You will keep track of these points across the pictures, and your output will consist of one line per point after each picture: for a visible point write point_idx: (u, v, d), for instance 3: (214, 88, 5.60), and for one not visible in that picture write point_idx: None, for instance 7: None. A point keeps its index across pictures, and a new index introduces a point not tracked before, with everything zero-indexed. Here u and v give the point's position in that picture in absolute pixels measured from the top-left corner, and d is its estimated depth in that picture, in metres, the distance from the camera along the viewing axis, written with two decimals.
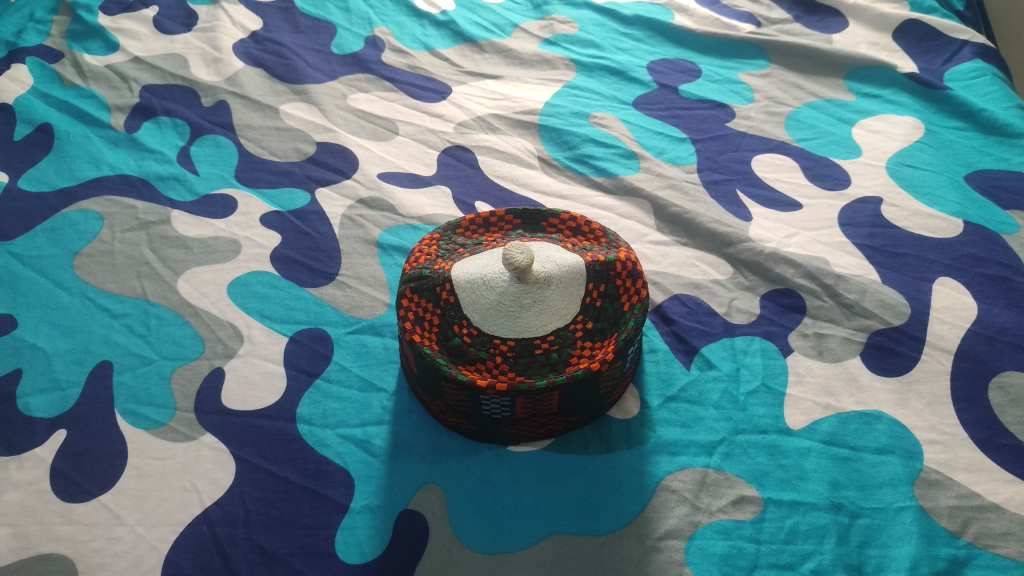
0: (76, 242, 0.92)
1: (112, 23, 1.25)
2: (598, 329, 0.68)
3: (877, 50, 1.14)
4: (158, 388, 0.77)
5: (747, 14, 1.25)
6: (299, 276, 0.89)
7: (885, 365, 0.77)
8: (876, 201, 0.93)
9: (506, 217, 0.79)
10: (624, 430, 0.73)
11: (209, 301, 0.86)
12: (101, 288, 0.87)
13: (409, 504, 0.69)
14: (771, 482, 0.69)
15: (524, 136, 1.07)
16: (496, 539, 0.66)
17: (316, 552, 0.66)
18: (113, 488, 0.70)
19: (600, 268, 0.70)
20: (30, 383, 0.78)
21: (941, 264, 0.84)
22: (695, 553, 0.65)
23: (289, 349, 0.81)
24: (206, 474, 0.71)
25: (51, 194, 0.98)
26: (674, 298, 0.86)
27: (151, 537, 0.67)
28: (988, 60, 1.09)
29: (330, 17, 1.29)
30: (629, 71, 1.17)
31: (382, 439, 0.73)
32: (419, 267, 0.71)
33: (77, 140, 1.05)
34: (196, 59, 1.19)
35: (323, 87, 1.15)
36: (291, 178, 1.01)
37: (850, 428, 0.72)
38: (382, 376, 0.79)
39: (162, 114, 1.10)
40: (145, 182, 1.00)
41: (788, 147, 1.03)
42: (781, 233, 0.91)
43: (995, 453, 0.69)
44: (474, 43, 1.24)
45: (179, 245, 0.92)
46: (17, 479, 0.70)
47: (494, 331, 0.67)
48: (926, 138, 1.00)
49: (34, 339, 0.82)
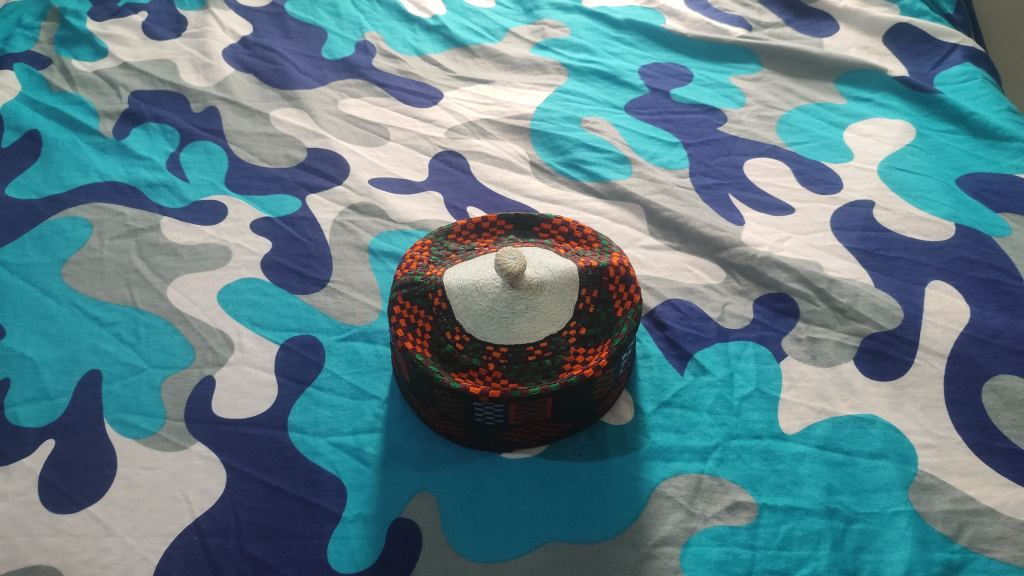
0: (65, 250, 0.91)
1: (101, 29, 1.24)
2: (592, 334, 0.67)
3: (867, 54, 1.15)
4: (148, 398, 0.77)
5: (738, 18, 1.25)
6: (290, 282, 0.89)
7: (879, 369, 0.77)
8: (869, 204, 0.93)
9: (498, 223, 0.78)
10: (619, 436, 0.73)
11: (199, 309, 0.85)
12: (90, 296, 0.86)
13: (402, 513, 0.68)
14: (766, 488, 0.69)
15: (516, 141, 1.07)
16: (490, 548, 0.65)
17: (308, 561, 0.65)
18: (102, 498, 0.69)
19: (593, 273, 0.70)
20: (17, 393, 0.77)
21: (933, 267, 0.84)
22: (690, 559, 0.64)
23: (281, 356, 0.81)
24: (196, 484, 0.70)
25: (39, 201, 0.97)
26: (668, 303, 0.85)
27: (141, 548, 0.66)
28: (978, 64, 1.09)
29: (321, 22, 1.28)
30: (621, 75, 1.17)
31: (374, 447, 0.73)
32: (411, 273, 0.71)
33: (65, 146, 1.04)
34: (186, 65, 1.18)
35: (314, 92, 1.15)
36: (282, 184, 1.01)
37: (844, 433, 0.72)
38: (374, 384, 0.78)
39: (152, 120, 1.10)
40: (134, 188, 0.99)
41: (779, 151, 1.03)
42: (773, 237, 0.91)
43: (989, 457, 0.69)
44: (465, 48, 1.24)
45: (169, 252, 0.91)
46: (3, 490, 0.69)
47: (487, 337, 0.66)
48: (918, 142, 1.00)
49: (21, 348, 0.81)
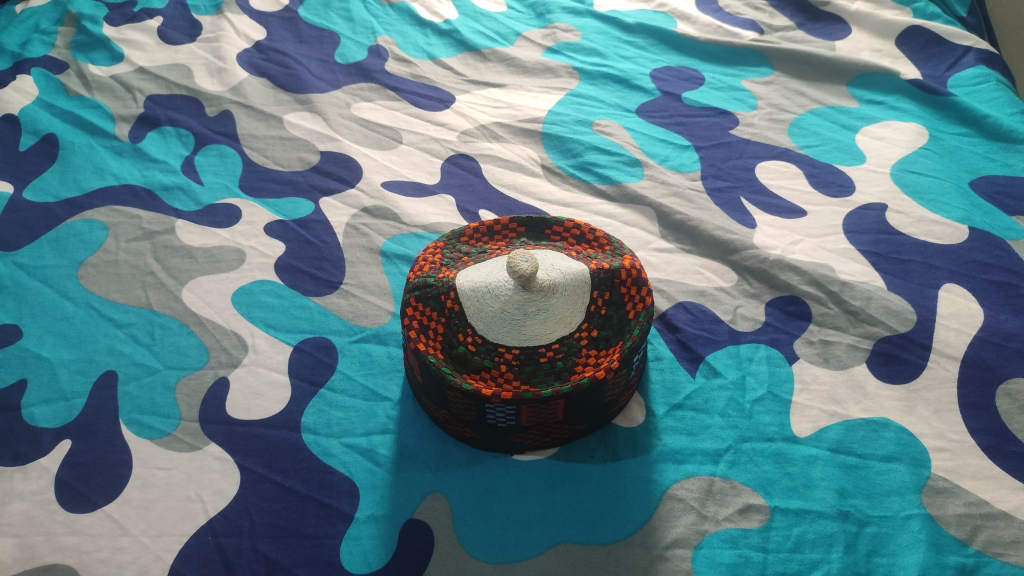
0: (81, 252, 0.92)
1: (117, 34, 1.25)
2: (603, 337, 0.68)
3: (879, 57, 1.14)
4: (163, 399, 0.77)
5: (750, 22, 1.25)
6: (304, 284, 0.89)
7: (892, 372, 0.76)
8: (881, 207, 0.93)
9: (510, 225, 0.79)
10: (630, 438, 0.73)
11: (213, 311, 0.86)
12: (105, 298, 0.87)
13: (414, 514, 0.68)
14: (778, 490, 0.69)
15: (528, 145, 1.08)
16: (501, 549, 0.66)
17: (321, 562, 0.66)
18: (117, 498, 0.70)
19: (605, 276, 0.70)
20: (35, 393, 0.78)
21: (946, 270, 0.84)
22: (701, 562, 0.64)
23: (294, 358, 0.81)
24: (211, 485, 0.71)
25: (56, 204, 0.98)
26: (679, 306, 0.85)
27: (156, 547, 0.67)
28: (992, 66, 1.09)
29: (334, 27, 1.29)
30: (632, 78, 1.17)
31: (387, 448, 0.73)
32: (423, 275, 0.71)
33: (82, 150, 1.05)
34: (200, 69, 1.19)
35: (327, 96, 1.16)
36: (295, 187, 1.02)
37: (857, 436, 0.72)
38: (386, 385, 0.79)
39: (166, 124, 1.11)
40: (149, 192, 1.00)
41: (791, 154, 1.03)
42: (785, 239, 0.91)
43: (1003, 460, 0.69)
44: (477, 52, 1.24)
45: (183, 255, 0.92)
46: (20, 489, 0.70)
47: (498, 339, 0.66)
48: (930, 144, 1.00)
49: (38, 349, 0.82)
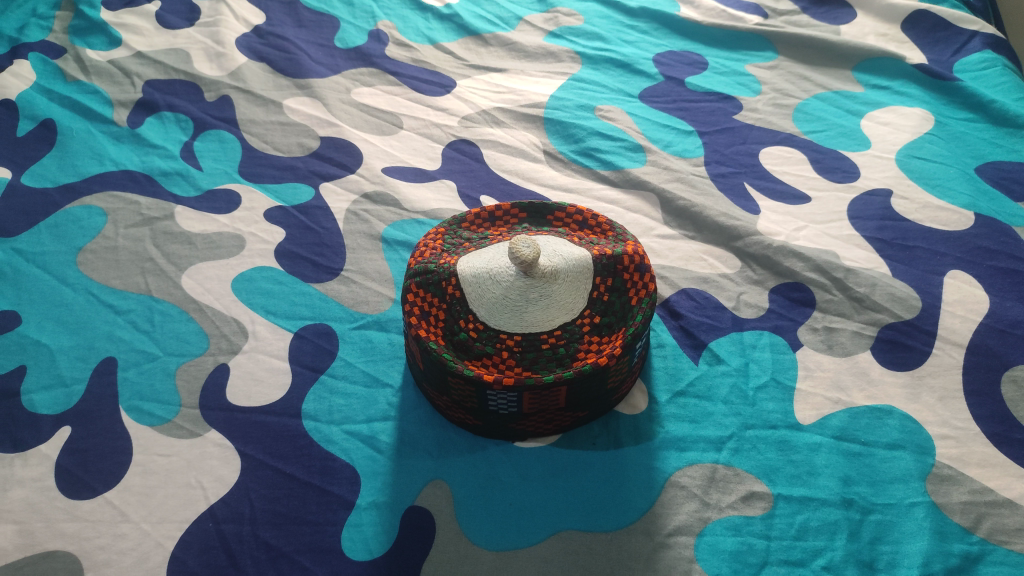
0: (80, 239, 0.91)
1: (115, 18, 1.24)
2: (606, 323, 0.67)
3: (885, 41, 1.13)
4: (163, 385, 0.77)
5: (754, 6, 1.24)
6: (304, 271, 0.89)
7: (896, 358, 0.76)
8: (886, 193, 0.92)
9: (512, 211, 0.78)
10: (632, 426, 0.73)
11: (213, 297, 0.85)
12: (104, 284, 0.87)
13: (415, 501, 0.68)
14: (781, 478, 0.68)
15: (529, 130, 1.07)
16: (504, 536, 0.65)
17: (322, 549, 0.65)
18: (117, 485, 0.69)
19: (607, 262, 0.69)
20: (34, 380, 0.77)
21: (952, 257, 0.83)
22: (704, 549, 0.64)
23: (294, 344, 0.81)
24: (211, 471, 0.70)
25: (54, 190, 0.97)
26: (682, 292, 0.85)
27: (156, 534, 0.66)
28: (999, 50, 1.07)
29: (334, 11, 1.28)
30: (635, 63, 1.16)
31: (388, 435, 0.73)
32: (424, 261, 0.70)
33: (80, 136, 1.05)
34: (199, 54, 1.18)
35: (327, 81, 1.15)
36: (295, 173, 1.01)
37: (861, 423, 0.71)
38: (387, 372, 0.78)
39: (165, 109, 1.10)
40: (148, 177, 0.99)
41: (795, 140, 1.02)
42: (789, 226, 0.90)
43: (1008, 448, 0.68)
44: (479, 36, 1.23)
45: (183, 241, 0.91)
46: (20, 476, 0.70)
47: (500, 326, 0.66)
48: (936, 130, 0.99)
49: (37, 335, 0.81)
